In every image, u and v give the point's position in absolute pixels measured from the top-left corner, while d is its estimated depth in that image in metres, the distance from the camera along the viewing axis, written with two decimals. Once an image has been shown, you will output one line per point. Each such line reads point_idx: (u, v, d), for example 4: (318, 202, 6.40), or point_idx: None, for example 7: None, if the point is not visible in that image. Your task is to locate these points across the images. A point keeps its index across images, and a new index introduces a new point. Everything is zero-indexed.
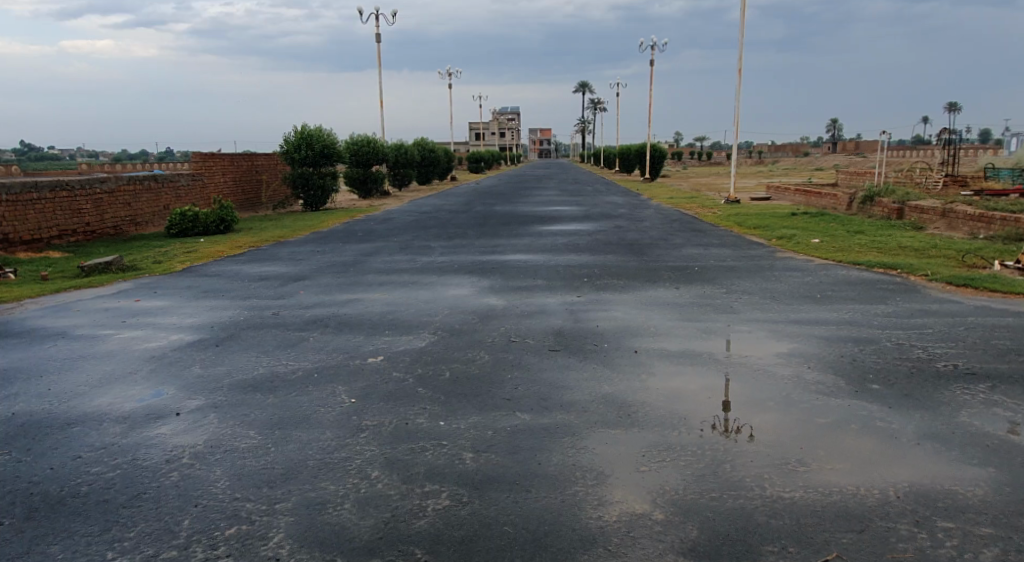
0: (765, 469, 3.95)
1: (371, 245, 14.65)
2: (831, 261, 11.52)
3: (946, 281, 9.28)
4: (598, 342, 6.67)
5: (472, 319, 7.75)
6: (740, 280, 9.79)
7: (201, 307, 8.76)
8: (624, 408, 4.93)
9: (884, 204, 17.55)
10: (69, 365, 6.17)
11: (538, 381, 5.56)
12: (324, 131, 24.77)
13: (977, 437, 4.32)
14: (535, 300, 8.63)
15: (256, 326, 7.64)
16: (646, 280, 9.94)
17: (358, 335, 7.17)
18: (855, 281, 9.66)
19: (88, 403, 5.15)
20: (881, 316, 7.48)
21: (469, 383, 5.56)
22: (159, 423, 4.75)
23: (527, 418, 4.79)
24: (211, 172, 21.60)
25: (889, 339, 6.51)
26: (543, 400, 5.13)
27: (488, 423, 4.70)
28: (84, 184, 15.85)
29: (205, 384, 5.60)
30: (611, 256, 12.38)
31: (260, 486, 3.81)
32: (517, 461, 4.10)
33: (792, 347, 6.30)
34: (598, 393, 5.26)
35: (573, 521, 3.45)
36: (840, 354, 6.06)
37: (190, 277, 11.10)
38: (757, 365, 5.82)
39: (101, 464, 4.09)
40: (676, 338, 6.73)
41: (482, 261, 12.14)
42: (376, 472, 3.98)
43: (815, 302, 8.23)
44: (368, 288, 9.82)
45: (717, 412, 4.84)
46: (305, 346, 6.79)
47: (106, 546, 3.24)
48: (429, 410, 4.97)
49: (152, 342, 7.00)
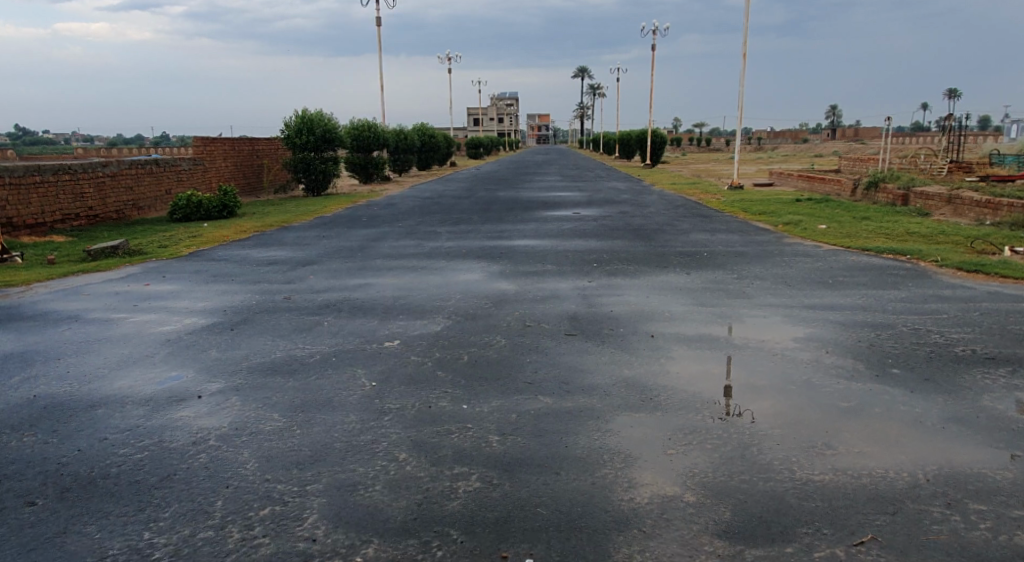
0: (792, 452, 3.95)
1: (376, 230, 14.64)
2: (839, 247, 11.53)
3: (956, 267, 9.28)
4: (614, 326, 6.66)
5: (485, 304, 7.74)
6: (750, 265, 9.78)
7: (211, 291, 8.75)
8: (647, 392, 4.93)
9: (889, 190, 17.53)
10: (86, 348, 6.16)
11: (558, 365, 5.56)
12: (324, 115, 24.61)
13: (1002, 421, 4.33)
14: (547, 285, 8.62)
15: (269, 310, 7.63)
16: (656, 265, 9.94)
17: (373, 319, 7.17)
18: (865, 267, 9.67)
19: (109, 385, 5.15)
20: (894, 302, 7.47)
21: (489, 367, 5.55)
22: (182, 405, 4.75)
23: (549, 401, 4.79)
24: (212, 157, 21.50)
25: (905, 324, 6.51)
26: (565, 384, 5.13)
27: (511, 406, 4.70)
28: (86, 168, 15.77)
29: (225, 367, 5.61)
30: (619, 241, 12.39)
31: (289, 468, 3.81)
32: (543, 444, 4.11)
33: (809, 332, 6.30)
34: (618, 376, 5.26)
35: (606, 502, 3.46)
36: (858, 339, 6.06)
37: (197, 261, 11.07)
38: (775, 349, 5.82)
39: (128, 446, 4.09)
40: (691, 323, 6.73)
41: (489, 246, 12.13)
42: (403, 455, 3.99)
43: (827, 288, 8.23)
44: (377, 273, 9.79)
45: (739, 396, 4.86)
46: (320, 330, 6.78)
47: (141, 526, 3.24)
48: (450, 394, 4.97)
49: (166, 326, 6.98)
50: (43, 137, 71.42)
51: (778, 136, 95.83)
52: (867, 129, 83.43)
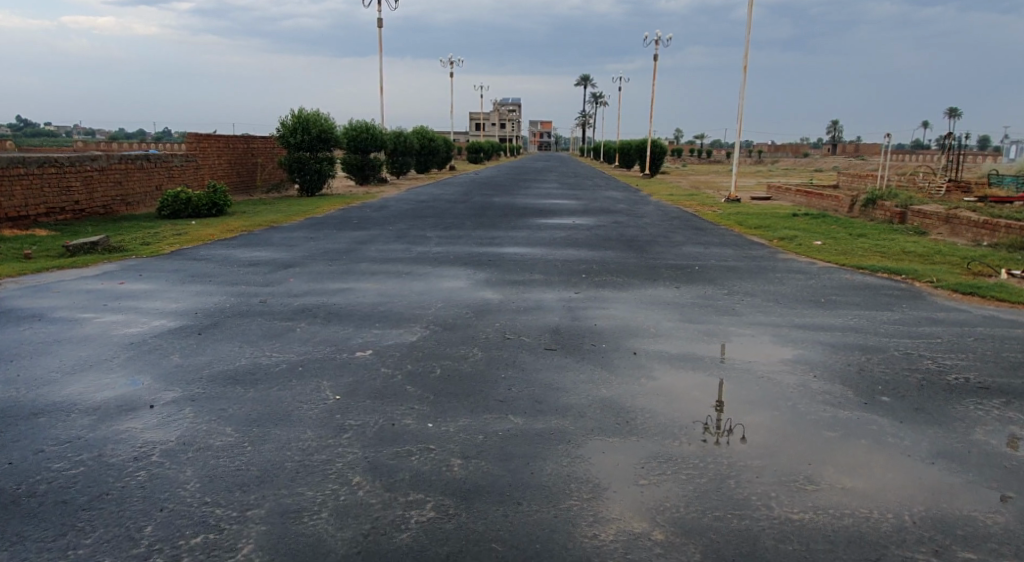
0: (772, 487, 3.70)
1: (365, 233, 14.38)
2: (834, 264, 11.32)
3: (952, 289, 9.08)
4: (596, 342, 6.42)
5: (467, 313, 7.49)
6: (741, 281, 9.55)
7: (186, 292, 8.49)
8: (622, 414, 4.69)
9: (886, 207, 17.36)
10: (43, 350, 5.91)
11: (534, 382, 5.31)
12: (321, 115, 24.41)
13: (994, 457, 4.09)
14: (531, 295, 8.39)
15: (242, 314, 7.39)
16: (646, 278, 9.71)
17: (348, 326, 6.92)
18: (859, 285, 9.46)
19: (57, 391, 4.90)
20: (887, 324, 7.24)
21: (461, 382, 5.29)
22: (130, 416, 4.49)
23: (520, 422, 4.54)
24: (205, 153, 21.24)
25: (898, 348, 6.28)
26: (539, 403, 4.88)
27: (478, 426, 4.45)
28: (73, 161, 15.52)
29: (184, 375, 5.35)
30: (610, 251, 12.16)
31: (232, 489, 3.57)
32: (508, 470, 3.86)
33: (797, 354, 6.06)
34: (594, 397, 5.01)
35: (568, 539, 3.21)
36: (847, 362, 5.83)
37: (177, 261, 10.80)
38: (760, 371, 5.58)
39: (63, 459, 3.86)
40: (677, 340, 6.49)
41: (478, 253, 11.88)
42: (357, 478, 3.74)
43: (818, 307, 8.01)
44: (360, 277, 9.54)
45: (719, 421, 4.63)
46: (291, 337, 6.52)
47: (58, 553, 3.01)
48: (417, 411, 4.71)
49: (132, 328, 6.73)
50: (42, 130, 71.03)
51: (777, 150, 95.85)
52: (867, 146, 83.62)
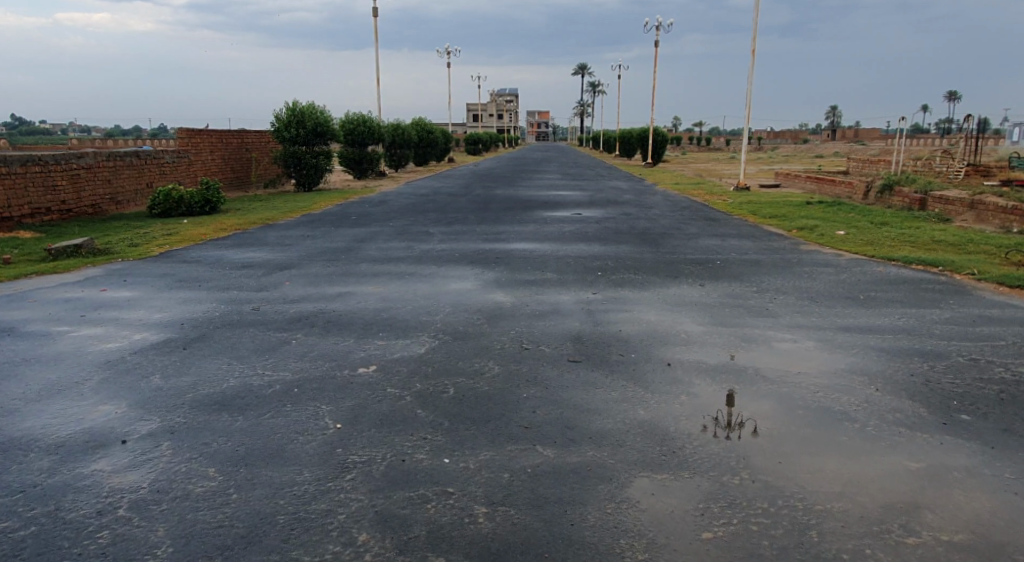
0: (864, 541, 3.13)
1: (364, 230, 13.70)
2: (862, 255, 10.68)
3: (998, 281, 8.43)
4: (623, 351, 5.77)
5: (478, 319, 6.86)
6: (769, 276, 8.90)
7: (173, 299, 7.84)
8: (668, 443, 4.06)
9: (905, 194, 16.71)
10: (9, 372, 5.29)
11: (561, 402, 4.68)
12: (317, 109, 23.72)
13: None
14: (548, 297, 7.73)
15: (232, 324, 6.74)
16: (667, 274, 9.07)
17: (348, 337, 6.29)
18: (897, 279, 8.82)
19: (19, 425, 4.29)
20: (940, 324, 6.61)
21: (479, 405, 4.65)
22: (98, 454, 3.87)
23: (549, 455, 3.91)
24: (198, 149, 20.54)
25: (961, 353, 5.64)
26: (569, 429, 4.24)
27: (503, 462, 3.83)
28: (60, 159, 14.84)
29: (165, 400, 4.71)
30: (624, 246, 11.52)
31: (211, 556, 3.00)
32: (544, 520, 3.26)
33: (851, 363, 5.41)
34: (631, 421, 4.37)
35: None
36: (909, 373, 5.18)
37: (165, 264, 10.15)
38: (814, 385, 4.94)
39: (13, 516, 3.26)
40: (712, 348, 5.84)
41: (485, 249, 11.24)
42: (362, 534, 3.16)
43: (860, 306, 7.35)
44: (361, 280, 8.89)
45: (744, 432, 4.23)
46: (286, 351, 5.90)
47: None
48: (431, 442, 4.08)
49: (110, 343, 6.10)
50: (36, 128, 69.93)
51: (778, 137, 94.59)
52: (867, 131, 82.96)
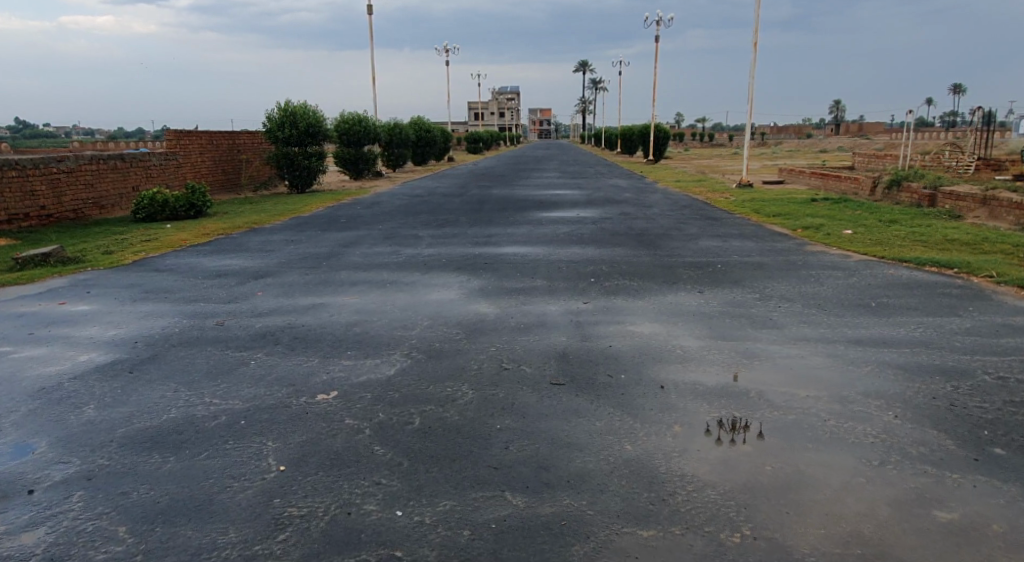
0: None
1: (351, 234, 13.13)
2: (871, 256, 10.12)
3: (1019, 285, 7.85)
4: (612, 371, 5.21)
5: (457, 333, 6.31)
6: (773, 280, 8.34)
7: (133, 313, 7.31)
8: (660, 487, 3.52)
9: (913, 189, 16.13)
10: None
11: (539, 435, 4.13)
12: (309, 108, 23.16)
13: None
14: (534, 307, 7.19)
15: (190, 342, 6.21)
16: (664, 280, 8.52)
17: (313, 357, 5.75)
18: (910, 283, 8.25)
19: None
20: (961, 335, 6.03)
21: (446, 439, 4.11)
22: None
23: (519, 505, 3.37)
24: (186, 151, 20.00)
25: (987, 371, 5.07)
26: (544, 470, 3.70)
27: (466, 513, 3.31)
28: (39, 163, 14.33)
29: (93, 437, 4.19)
30: (620, 248, 10.97)
31: None
32: None
33: (867, 384, 4.84)
34: (617, 458, 3.83)
35: None
36: (932, 396, 4.60)
37: (135, 273, 9.60)
38: (826, 412, 4.37)
39: None
40: (711, 367, 5.27)
41: (473, 254, 10.68)
42: None
43: (872, 314, 6.79)
44: (338, 289, 8.36)
45: (742, 466, 3.73)
46: (242, 374, 5.36)
47: None
48: (384, 488, 3.55)
49: (52, 365, 5.58)
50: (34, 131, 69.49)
51: (780, 131, 93.99)
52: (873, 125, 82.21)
